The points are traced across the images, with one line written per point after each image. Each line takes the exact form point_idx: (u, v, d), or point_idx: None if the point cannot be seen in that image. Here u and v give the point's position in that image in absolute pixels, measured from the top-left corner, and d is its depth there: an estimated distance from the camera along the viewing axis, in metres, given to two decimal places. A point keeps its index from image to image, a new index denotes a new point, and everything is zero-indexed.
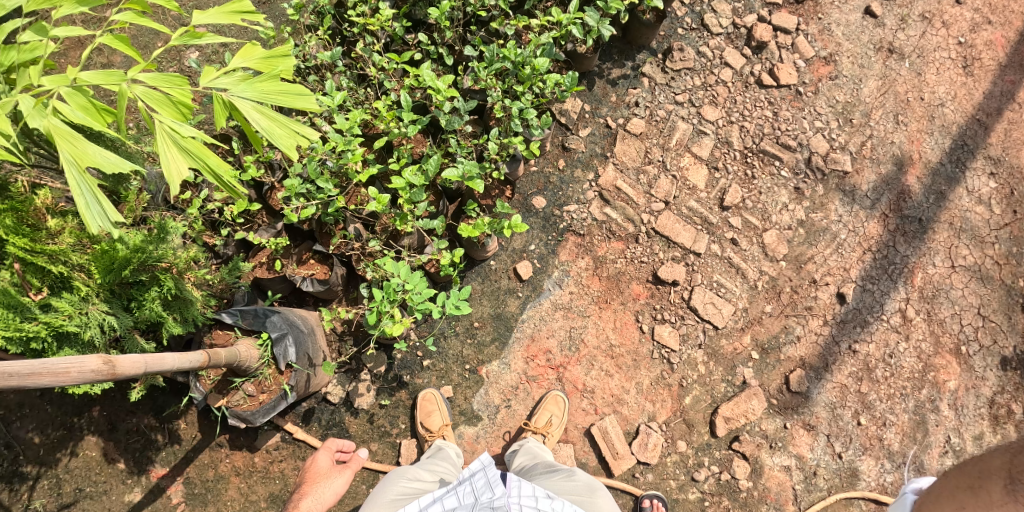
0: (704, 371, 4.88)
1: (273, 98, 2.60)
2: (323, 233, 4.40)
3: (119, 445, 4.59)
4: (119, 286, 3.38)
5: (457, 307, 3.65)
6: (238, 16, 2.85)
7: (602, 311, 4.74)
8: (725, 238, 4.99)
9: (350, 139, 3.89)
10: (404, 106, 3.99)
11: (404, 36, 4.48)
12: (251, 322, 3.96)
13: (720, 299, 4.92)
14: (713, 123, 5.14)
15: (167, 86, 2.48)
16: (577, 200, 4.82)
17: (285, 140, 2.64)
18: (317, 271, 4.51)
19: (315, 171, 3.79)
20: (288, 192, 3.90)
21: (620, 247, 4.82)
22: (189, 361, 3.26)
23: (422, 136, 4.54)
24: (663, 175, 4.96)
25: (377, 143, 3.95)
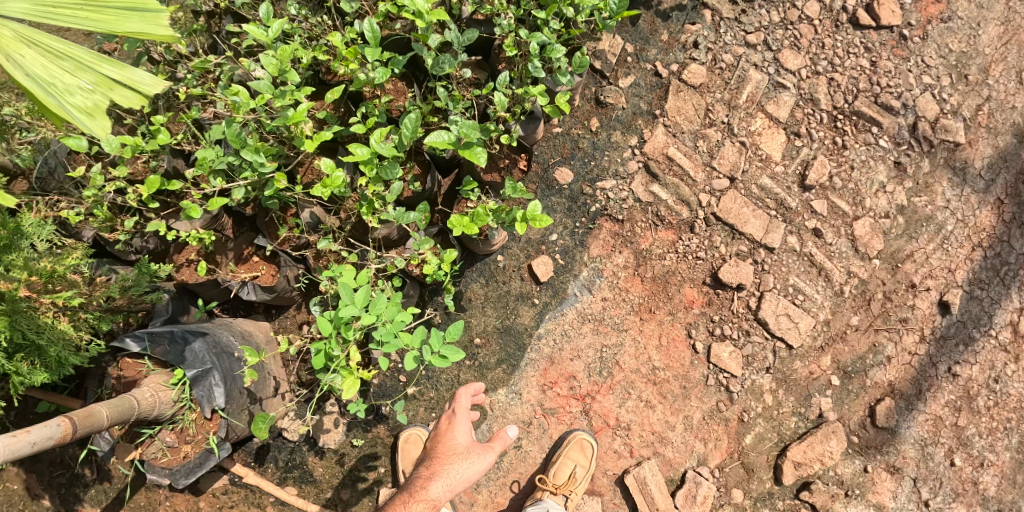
0: (772, 402, 3.74)
1: (71, 17, 2.20)
2: (268, 222, 3.29)
3: (38, 480, 3.46)
4: None
5: (441, 356, 2.65)
6: None
7: (644, 323, 3.55)
8: (806, 228, 3.72)
9: (287, 89, 2.73)
10: (370, 40, 2.80)
11: None
12: (165, 353, 2.93)
13: (798, 310, 3.69)
14: (795, 74, 3.81)
15: None
16: (615, 174, 3.53)
17: (82, 94, 2.18)
18: (264, 272, 3.34)
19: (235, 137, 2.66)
20: (201, 167, 2.78)
21: (669, 240, 3.56)
22: (31, 445, 2.22)
23: (400, 82, 3.17)
24: (729, 141, 3.64)
25: (330, 95, 2.77)
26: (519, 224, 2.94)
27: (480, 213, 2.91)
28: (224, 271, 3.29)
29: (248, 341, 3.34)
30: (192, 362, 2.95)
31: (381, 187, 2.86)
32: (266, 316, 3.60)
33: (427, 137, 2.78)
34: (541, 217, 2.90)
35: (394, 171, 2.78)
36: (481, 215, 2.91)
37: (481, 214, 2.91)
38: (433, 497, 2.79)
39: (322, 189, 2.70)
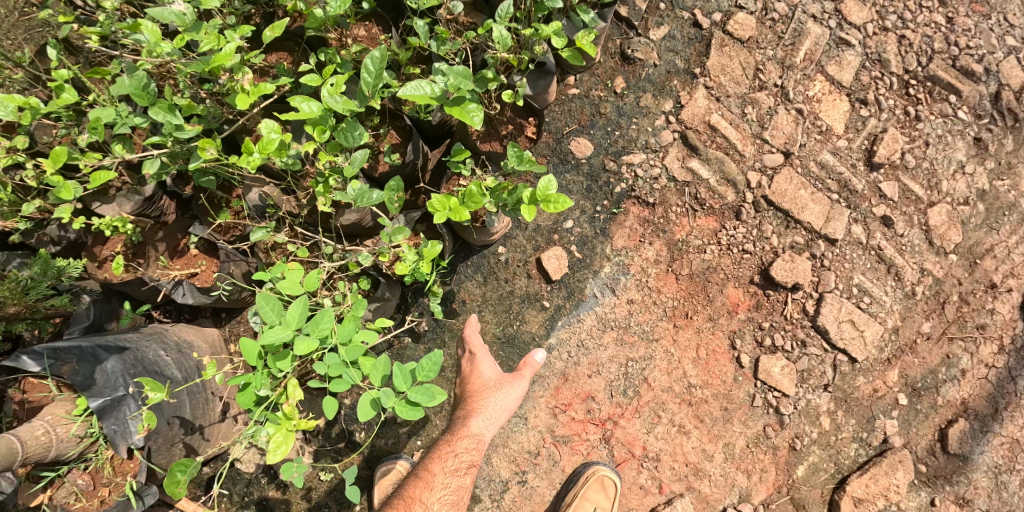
0: (829, 427, 3.09)
1: None
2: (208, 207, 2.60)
3: None
4: None
5: (410, 410, 2.04)
6: None
7: (679, 332, 2.87)
8: (873, 215, 3.05)
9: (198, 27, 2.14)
10: None
11: None
12: (71, 376, 2.24)
13: (863, 316, 3.03)
14: (860, 29, 3.12)
15: None
16: (645, 146, 2.84)
17: None
18: (205, 268, 2.64)
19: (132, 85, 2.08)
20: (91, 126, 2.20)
21: (711, 229, 2.86)
22: None
23: (373, 25, 2.47)
24: (783, 108, 2.96)
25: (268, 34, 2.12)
26: (524, 210, 2.22)
27: (476, 192, 2.19)
28: (153, 268, 2.61)
29: (185, 354, 2.63)
30: (100, 388, 2.28)
31: (340, 156, 2.19)
32: (214, 322, 2.93)
33: (401, 88, 2.04)
34: (558, 196, 2.18)
35: (356, 131, 2.11)
36: (477, 197, 2.18)
37: (477, 194, 2.19)
38: (481, 433, 2.53)
39: (257, 152, 2.06)
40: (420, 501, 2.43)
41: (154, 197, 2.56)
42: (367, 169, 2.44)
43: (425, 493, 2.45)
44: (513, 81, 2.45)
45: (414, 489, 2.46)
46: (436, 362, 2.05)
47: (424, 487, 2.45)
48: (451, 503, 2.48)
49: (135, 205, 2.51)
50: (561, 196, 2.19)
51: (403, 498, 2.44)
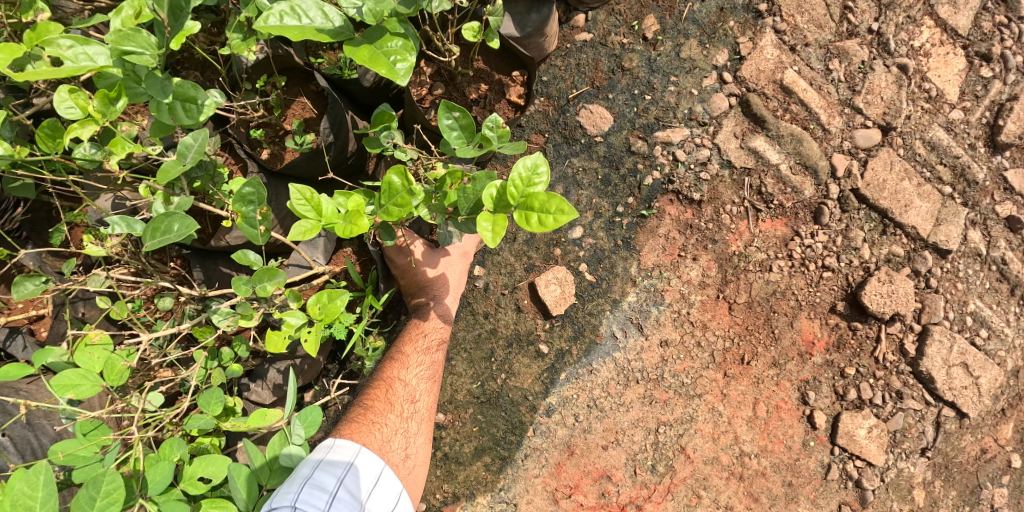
0: (925, 504, 2.23)
1: None
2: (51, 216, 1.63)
3: None
4: None
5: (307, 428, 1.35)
6: None
7: (729, 382, 2.03)
8: (996, 216, 2.20)
9: None
10: None
11: None
12: None
13: (979, 355, 2.19)
14: None
15: None
16: (688, 117, 1.97)
17: None
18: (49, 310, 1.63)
19: None
20: None
21: (778, 238, 2.03)
22: None
23: None
24: (882, 64, 2.08)
25: None
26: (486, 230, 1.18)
27: (399, 188, 1.23)
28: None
29: (38, 432, 1.49)
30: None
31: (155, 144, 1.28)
32: None
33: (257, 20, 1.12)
34: (553, 198, 1.12)
35: (168, 96, 1.19)
36: (401, 197, 1.23)
37: (402, 192, 1.24)
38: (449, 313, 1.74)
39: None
40: (397, 383, 1.64)
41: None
42: (267, 157, 1.54)
43: (402, 371, 1.65)
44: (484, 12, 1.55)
45: (387, 370, 1.66)
46: (314, 416, 1.35)
47: (388, 375, 1.65)
48: (432, 380, 1.70)
49: None
50: (556, 204, 1.12)
51: (374, 385, 1.64)
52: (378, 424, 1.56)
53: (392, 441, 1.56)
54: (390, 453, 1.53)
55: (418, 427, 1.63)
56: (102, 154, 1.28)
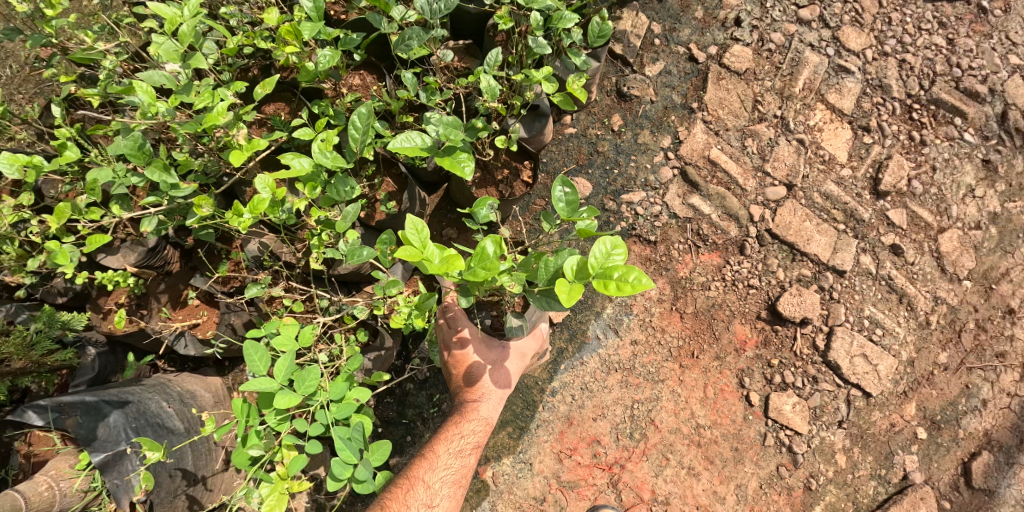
0: (845, 465, 2.99)
1: None
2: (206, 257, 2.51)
3: None
4: None
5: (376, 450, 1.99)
6: None
7: (684, 373, 2.82)
8: (882, 245, 3.01)
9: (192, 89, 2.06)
10: (315, 14, 2.14)
11: None
12: (71, 427, 2.19)
13: (875, 350, 2.98)
14: (859, 55, 3.11)
15: None
16: (645, 184, 2.86)
17: None
18: (204, 320, 2.55)
19: (131, 152, 1.99)
20: (89, 193, 2.10)
21: (714, 265, 2.86)
22: None
23: (367, 74, 2.47)
24: (783, 140, 2.95)
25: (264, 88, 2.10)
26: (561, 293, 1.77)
27: (489, 254, 1.83)
28: (155, 321, 2.49)
29: (189, 404, 2.54)
30: (102, 442, 2.22)
31: (332, 213, 2.17)
32: (217, 370, 2.84)
33: (391, 144, 2.02)
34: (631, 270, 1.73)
35: (346, 185, 2.10)
36: (489, 262, 1.83)
37: (490, 258, 1.84)
38: (487, 415, 2.39)
39: (250, 214, 1.98)
40: (420, 484, 2.19)
41: (154, 247, 2.45)
42: (364, 216, 2.41)
43: (427, 473, 2.22)
44: (506, 126, 2.41)
45: (417, 471, 2.22)
46: (382, 449, 2.00)
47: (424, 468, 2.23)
48: (453, 485, 2.24)
49: (139, 257, 2.41)
50: (630, 272, 1.73)
51: (401, 484, 2.19)
52: None
53: None
54: None
55: None
56: (288, 217, 2.14)
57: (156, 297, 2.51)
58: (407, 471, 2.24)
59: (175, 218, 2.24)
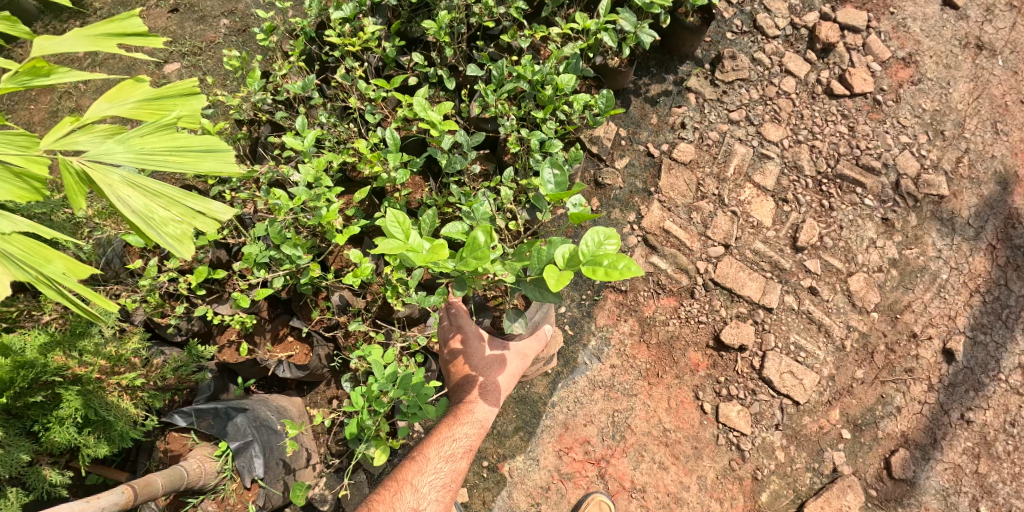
0: (784, 459, 3.86)
1: (161, 157, 2.24)
2: (301, 305, 3.49)
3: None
4: (13, 405, 2.51)
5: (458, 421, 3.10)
6: (109, 42, 2.42)
7: (652, 388, 3.75)
8: (802, 286, 3.99)
9: (320, 194, 3.07)
10: (391, 144, 3.20)
11: (398, 58, 3.75)
12: (209, 425, 3.13)
13: (800, 367, 3.91)
14: (778, 145, 4.19)
15: (9, 148, 2.11)
16: (617, 248, 3.93)
17: (161, 224, 2.22)
18: (296, 352, 3.53)
19: (277, 236, 3.03)
20: (244, 262, 3.12)
21: (672, 306, 3.86)
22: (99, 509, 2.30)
23: (416, 177, 3.60)
24: (720, 212, 4.02)
25: (360, 194, 3.12)
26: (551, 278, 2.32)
27: (481, 245, 2.49)
28: (262, 351, 3.43)
29: (284, 413, 3.50)
30: (232, 435, 3.13)
31: (404, 272, 3.09)
32: (298, 391, 3.72)
33: (443, 227, 2.98)
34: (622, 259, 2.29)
35: None
36: (480, 253, 2.49)
37: (482, 247, 2.50)
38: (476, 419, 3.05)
39: (353, 277, 2.95)
40: (409, 486, 2.86)
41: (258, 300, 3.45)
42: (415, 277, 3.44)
43: (415, 476, 2.89)
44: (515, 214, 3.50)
45: (406, 475, 2.90)
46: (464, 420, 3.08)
47: (415, 470, 2.91)
48: (439, 483, 2.91)
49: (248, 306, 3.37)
50: (624, 262, 2.28)
51: (394, 484, 2.88)
52: None
53: None
54: None
55: None
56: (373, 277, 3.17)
57: (268, 334, 3.51)
58: (401, 471, 2.92)
59: (294, 278, 3.25)
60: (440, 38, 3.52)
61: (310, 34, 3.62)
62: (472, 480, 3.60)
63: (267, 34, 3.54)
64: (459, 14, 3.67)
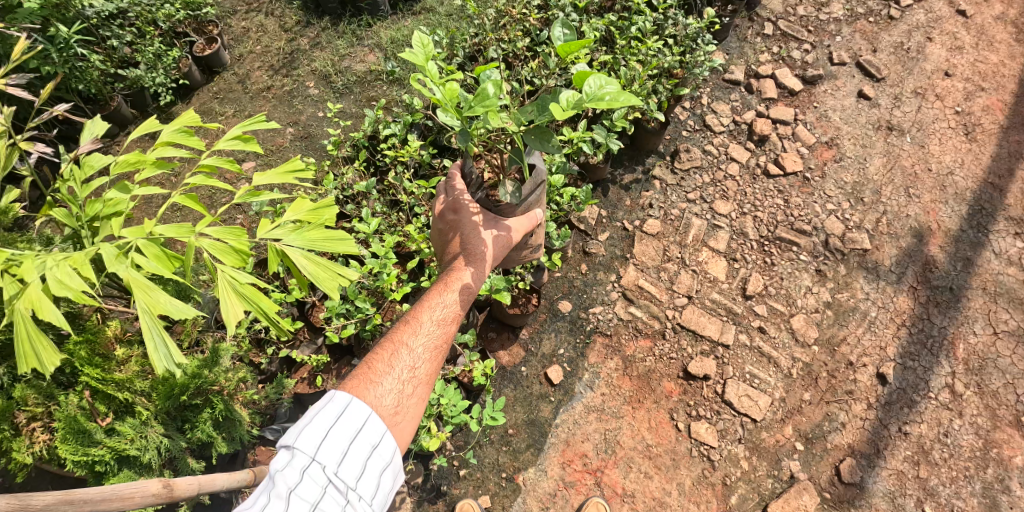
0: (749, 467, 4.75)
1: (321, 244, 3.13)
2: (361, 349, 4.51)
3: None
4: (175, 408, 3.52)
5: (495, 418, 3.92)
6: (291, 174, 3.16)
7: (636, 411, 4.74)
8: (752, 327, 5.05)
9: (385, 261, 4.25)
10: None
11: (432, 161, 4.84)
12: None
13: (755, 391, 4.90)
14: (727, 217, 5.38)
15: (230, 237, 2.94)
16: (603, 301, 5.01)
17: (327, 282, 3.11)
18: None
19: (353, 292, 4.14)
20: (328, 312, 4.21)
21: (647, 345, 4.92)
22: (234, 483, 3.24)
23: None
24: (683, 271, 5.17)
25: (411, 263, 4.28)
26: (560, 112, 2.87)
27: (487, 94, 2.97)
28: (330, 384, 4.42)
29: None
30: None
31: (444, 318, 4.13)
32: None
33: None
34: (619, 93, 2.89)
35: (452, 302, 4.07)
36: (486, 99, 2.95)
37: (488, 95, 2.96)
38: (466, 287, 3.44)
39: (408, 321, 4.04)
40: (402, 348, 3.24)
41: (324, 345, 4.47)
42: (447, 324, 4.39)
43: (408, 339, 3.26)
44: (523, 277, 4.59)
45: (399, 337, 3.26)
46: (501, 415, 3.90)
47: (409, 332, 3.27)
48: (430, 345, 3.29)
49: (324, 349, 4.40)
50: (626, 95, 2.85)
51: (390, 346, 3.24)
52: (377, 382, 3.13)
53: (387, 395, 3.11)
54: (384, 404, 3.08)
55: (409, 386, 3.18)
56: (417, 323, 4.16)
57: (332, 372, 4.52)
58: (396, 329, 3.30)
59: (361, 325, 4.32)
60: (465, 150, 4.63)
61: (367, 144, 4.89)
62: (494, 489, 4.48)
63: (335, 147, 4.77)
64: None
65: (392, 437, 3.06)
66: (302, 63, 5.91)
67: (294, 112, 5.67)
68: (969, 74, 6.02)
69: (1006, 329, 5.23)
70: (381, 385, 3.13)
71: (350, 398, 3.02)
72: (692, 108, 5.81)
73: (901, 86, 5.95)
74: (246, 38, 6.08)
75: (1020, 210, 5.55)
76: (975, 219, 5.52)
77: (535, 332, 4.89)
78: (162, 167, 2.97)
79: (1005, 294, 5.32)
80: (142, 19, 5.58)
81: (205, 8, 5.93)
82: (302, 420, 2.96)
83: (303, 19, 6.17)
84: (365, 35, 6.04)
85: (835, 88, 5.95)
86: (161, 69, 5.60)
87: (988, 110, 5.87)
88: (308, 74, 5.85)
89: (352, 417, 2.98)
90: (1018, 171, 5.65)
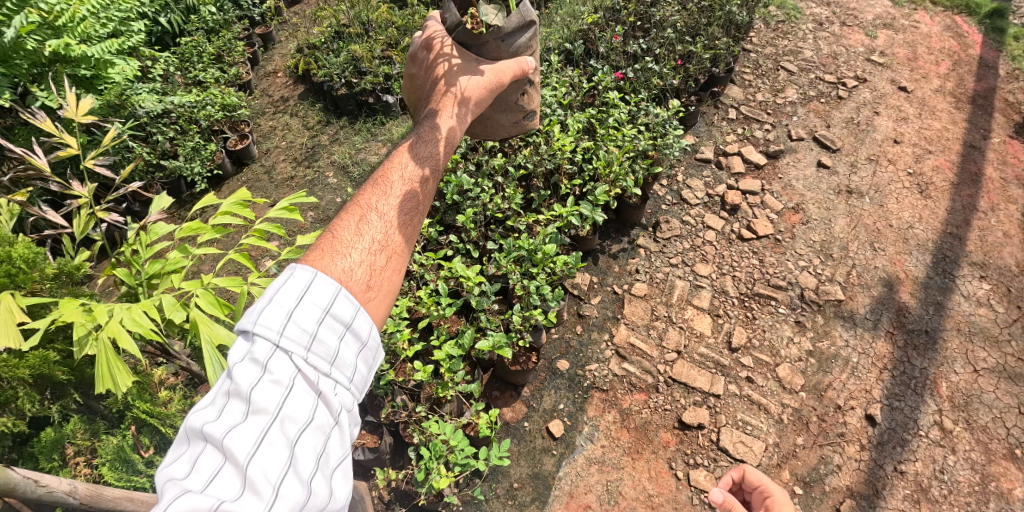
0: None
1: None
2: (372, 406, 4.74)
3: None
4: None
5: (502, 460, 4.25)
6: None
7: (635, 461, 4.99)
8: (740, 377, 5.37)
9: (399, 321, 4.66)
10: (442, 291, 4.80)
11: (437, 237, 5.39)
12: None
13: (749, 437, 5.13)
14: (708, 277, 5.86)
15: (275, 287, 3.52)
16: (598, 359, 5.39)
17: None
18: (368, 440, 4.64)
19: None
20: None
21: (642, 398, 5.24)
22: None
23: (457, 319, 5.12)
24: (671, 328, 5.57)
25: (421, 324, 4.71)
26: None
27: None
28: None
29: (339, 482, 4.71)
30: None
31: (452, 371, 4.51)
32: None
33: (477, 342, 4.57)
34: None
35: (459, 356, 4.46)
36: None
37: None
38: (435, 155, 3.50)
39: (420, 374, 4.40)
40: (370, 215, 3.26)
41: None
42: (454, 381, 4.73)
43: (377, 206, 3.29)
44: (523, 335, 4.98)
45: (368, 203, 3.29)
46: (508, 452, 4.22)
47: (375, 199, 3.29)
48: (398, 205, 3.31)
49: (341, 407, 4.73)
50: None
51: (357, 213, 3.26)
52: (344, 254, 3.15)
53: (356, 269, 3.14)
54: (353, 279, 3.12)
55: (379, 256, 3.19)
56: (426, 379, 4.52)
57: None
58: (366, 191, 3.35)
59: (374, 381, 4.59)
60: (468, 225, 5.22)
61: None
62: None
63: None
64: (478, 209, 5.39)
65: (365, 311, 3.10)
66: (322, 156, 6.68)
67: (314, 200, 6.32)
68: (917, 140, 6.65)
69: (985, 366, 5.48)
70: (348, 258, 3.15)
71: (315, 273, 3.06)
72: (669, 185, 6.44)
73: (855, 154, 6.58)
74: (273, 135, 6.97)
75: (981, 255, 5.98)
76: (940, 266, 5.94)
77: (537, 389, 5.26)
78: (220, 231, 3.54)
79: (978, 333, 5.62)
80: (184, 119, 6.40)
81: (240, 110, 6.78)
82: (264, 301, 3.00)
83: (324, 118, 7.07)
84: (378, 132, 6.84)
85: (797, 160, 6.59)
86: (199, 161, 6.33)
87: (937, 169, 6.46)
88: (328, 165, 6.58)
89: (317, 295, 3.02)
90: (973, 221, 6.15)
